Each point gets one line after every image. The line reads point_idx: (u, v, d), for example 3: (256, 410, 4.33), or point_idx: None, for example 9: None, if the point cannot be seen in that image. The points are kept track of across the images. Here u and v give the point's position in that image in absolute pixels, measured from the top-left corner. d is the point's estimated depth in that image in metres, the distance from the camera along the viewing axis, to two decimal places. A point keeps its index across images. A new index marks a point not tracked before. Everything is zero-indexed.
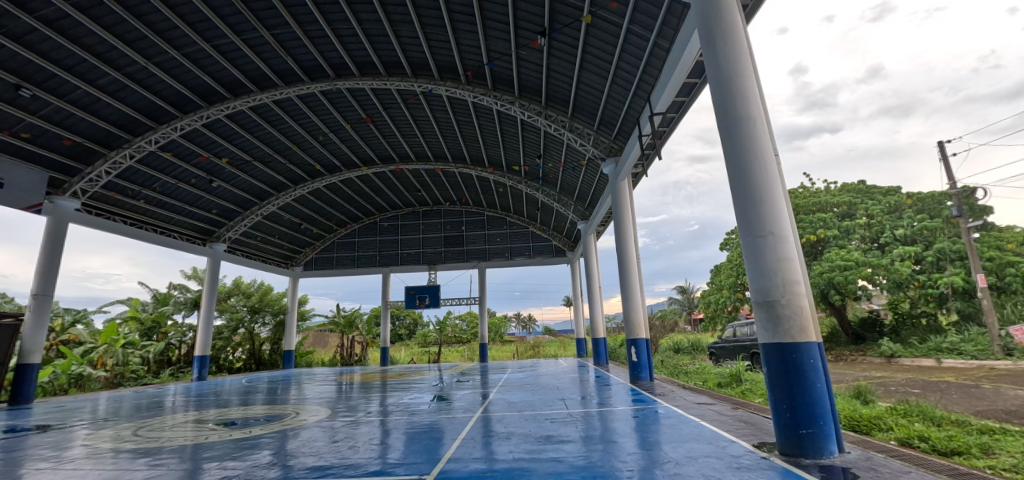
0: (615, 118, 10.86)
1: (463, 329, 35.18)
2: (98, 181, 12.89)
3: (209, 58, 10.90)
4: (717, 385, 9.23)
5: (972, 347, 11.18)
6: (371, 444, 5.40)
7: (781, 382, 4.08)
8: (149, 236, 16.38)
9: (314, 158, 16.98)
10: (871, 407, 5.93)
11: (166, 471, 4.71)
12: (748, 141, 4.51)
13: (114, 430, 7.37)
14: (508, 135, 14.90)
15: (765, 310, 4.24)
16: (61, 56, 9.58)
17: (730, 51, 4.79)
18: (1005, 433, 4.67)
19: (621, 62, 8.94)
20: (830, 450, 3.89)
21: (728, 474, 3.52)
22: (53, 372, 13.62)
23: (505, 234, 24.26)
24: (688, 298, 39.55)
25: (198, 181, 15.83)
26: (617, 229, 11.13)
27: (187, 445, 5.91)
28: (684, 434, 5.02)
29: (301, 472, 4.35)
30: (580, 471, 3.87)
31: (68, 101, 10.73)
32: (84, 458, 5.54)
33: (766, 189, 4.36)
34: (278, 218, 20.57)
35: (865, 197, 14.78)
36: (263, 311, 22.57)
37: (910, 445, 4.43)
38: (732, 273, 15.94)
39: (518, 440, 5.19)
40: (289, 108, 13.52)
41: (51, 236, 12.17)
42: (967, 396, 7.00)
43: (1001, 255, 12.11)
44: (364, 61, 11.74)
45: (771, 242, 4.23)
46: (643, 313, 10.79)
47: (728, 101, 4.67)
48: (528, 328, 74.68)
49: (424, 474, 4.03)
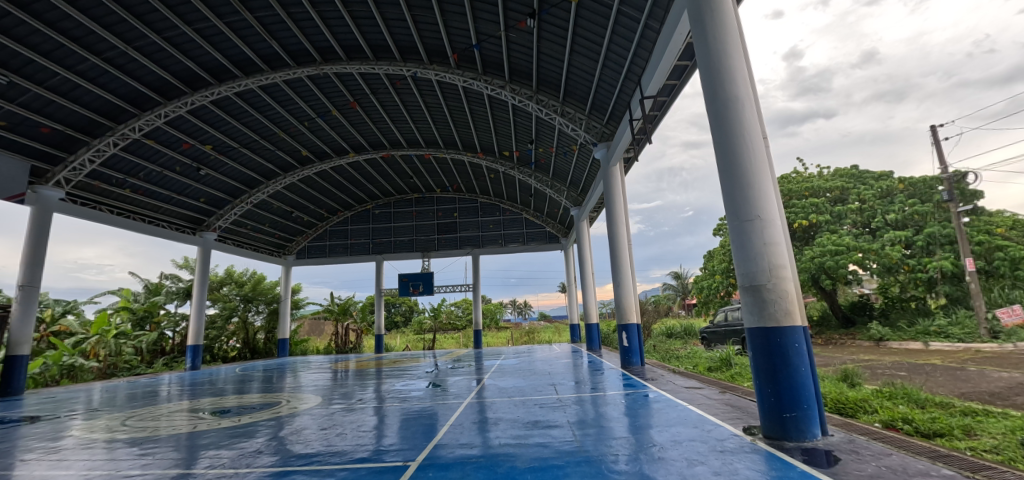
0: (606, 103, 10.73)
1: (458, 315, 35.26)
2: (81, 170, 12.60)
3: (192, 42, 10.65)
4: (708, 369, 9.31)
5: (959, 330, 11.43)
6: (360, 431, 5.38)
7: (765, 366, 4.07)
8: (136, 225, 16.12)
9: (303, 144, 16.70)
10: (858, 389, 6.04)
11: (157, 460, 4.68)
12: (736, 126, 4.43)
13: (106, 420, 7.33)
14: (500, 120, 14.72)
15: (751, 295, 4.20)
16: (37, 41, 9.28)
17: (720, 33, 4.69)
18: (987, 415, 4.78)
19: (612, 45, 8.78)
20: (813, 433, 3.89)
21: (711, 457, 3.51)
22: (44, 364, 13.65)
23: (500, 220, 24.13)
24: (683, 283, 39.38)
25: (184, 169, 15.54)
26: (609, 215, 11.03)
27: (178, 434, 5.88)
28: (671, 418, 5.05)
29: (287, 460, 4.33)
30: (566, 456, 3.85)
31: (47, 88, 10.44)
32: (74, 448, 5.51)
33: (753, 172, 4.30)
34: (269, 206, 20.35)
35: (858, 182, 14.83)
36: (256, 300, 22.42)
37: (894, 427, 4.52)
38: (724, 258, 16.07)
39: (506, 425, 5.18)
40: (276, 93, 13.26)
41: (36, 226, 12.02)
42: (951, 378, 7.10)
43: (990, 239, 12.27)
44: (352, 46, 11.52)
45: (757, 226, 4.19)
46: (635, 299, 10.75)
47: (717, 85, 4.58)
48: (524, 314, 75.09)
49: (410, 461, 4.01)
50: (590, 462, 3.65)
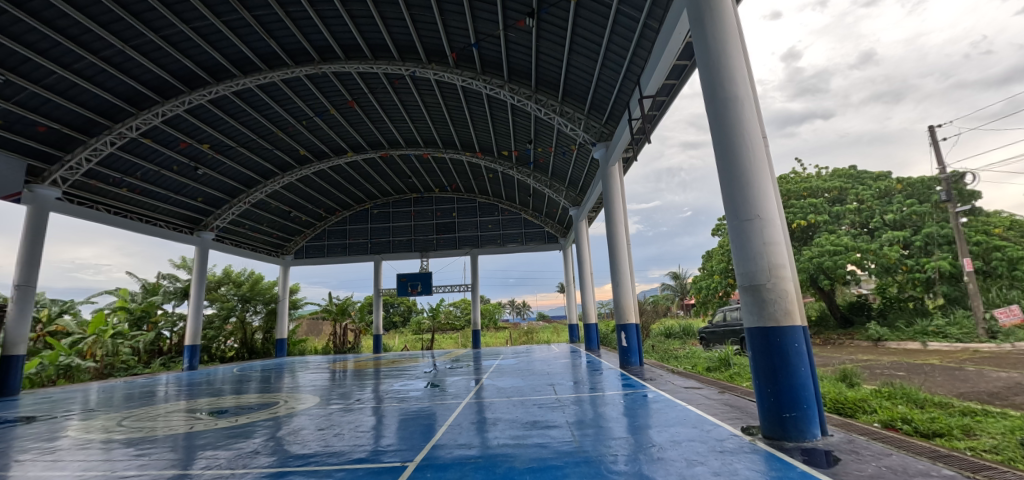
0: (605, 103, 10.72)
1: (457, 315, 35.24)
2: (78, 169, 12.54)
3: (189, 41, 10.61)
4: (706, 369, 9.30)
5: (958, 330, 11.45)
6: (358, 432, 5.35)
7: (764, 366, 4.05)
8: (133, 225, 16.06)
9: (301, 144, 16.64)
10: (857, 389, 6.03)
11: (153, 461, 4.65)
12: (736, 126, 4.41)
13: (103, 421, 7.28)
14: (499, 119, 14.70)
15: (751, 294, 4.19)
16: (34, 39, 9.23)
17: (719, 33, 4.67)
18: (986, 415, 4.78)
19: (611, 44, 8.77)
20: (813, 433, 3.87)
21: (711, 458, 3.49)
22: (41, 364, 13.58)
23: (498, 220, 24.11)
24: (681, 283, 39.41)
25: (182, 168, 15.48)
26: (608, 215, 11.01)
27: (175, 434, 5.84)
28: (670, 418, 5.03)
29: (284, 460, 4.30)
30: (565, 456, 3.84)
31: (44, 86, 10.39)
32: (70, 449, 5.47)
33: (753, 172, 4.28)
34: (267, 205, 20.30)
35: (856, 182, 14.84)
36: (254, 300, 22.35)
37: (893, 427, 4.52)
38: (723, 258, 16.08)
39: (505, 426, 5.16)
40: (274, 92, 13.22)
41: (32, 225, 11.96)
42: (950, 378, 7.10)
43: (987, 239, 12.30)
44: (350, 45, 11.49)
45: (757, 226, 4.17)
46: (633, 299, 10.74)
47: (717, 84, 4.56)
48: (522, 314, 75.13)
49: (408, 461, 3.99)
50: (589, 462, 3.63)
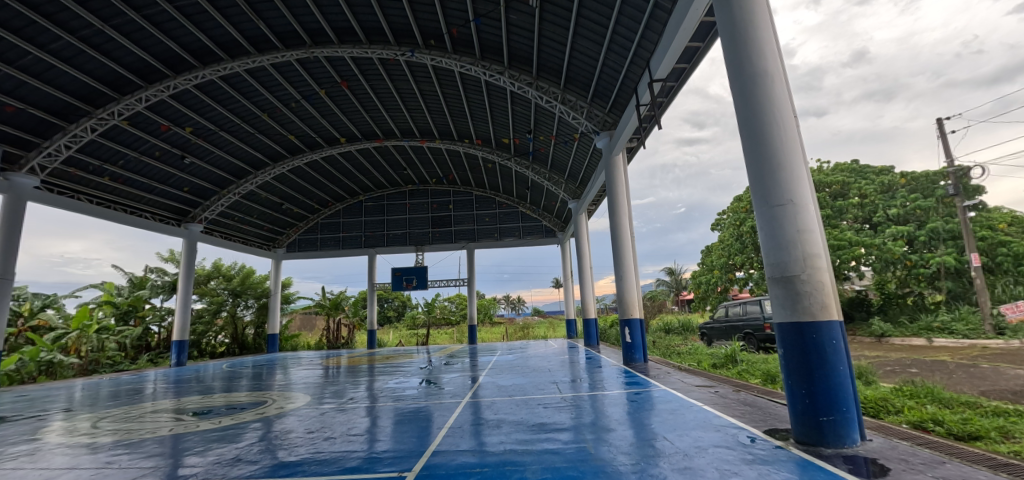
0: (609, 90, 10.33)
1: (452, 310, 34.99)
2: (57, 156, 11.99)
3: (174, 22, 10.10)
4: (712, 366, 9.03)
5: (964, 326, 11.20)
6: (351, 435, 4.95)
7: (799, 366, 3.72)
8: (117, 216, 15.50)
9: (292, 132, 16.09)
10: (877, 387, 5.74)
11: (125, 470, 4.21)
12: (765, 102, 4.05)
13: (76, 422, 6.78)
14: (498, 108, 14.27)
15: (783, 287, 3.84)
16: (8, 17, 8.71)
17: (746, 3, 4.30)
18: (1021, 415, 4.48)
19: (618, 27, 8.37)
20: (853, 438, 3.54)
21: (744, 468, 3.15)
22: (21, 360, 13.06)
23: (495, 213, 23.68)
24: (676, 279, 39.31)
25: (167, 157, 14.94)
26: (611, 207, 10.67)
27: (156, 438, 5.41)
28: (687, 420, 4.70)
29: (267, 470, 3.89)
30: (578, 466, 3.47)
31: (19, 68, 9.85)
32: (38, 454, 5.02)
33: (785, 153, 3.93)
34: (257, 196, 19.76)
35: (859, 176, 14.35)
36: (245, 294, 21.72)
37: (923, 428, 4.22)
38: (723, 253, 15.82)
39: (509, 429, 4.79)
40: (263, 78, 12.72)
41: (7, 216, 11.57)
42: (968, 375, 6.86)
43: (993, 235, 12.11)
44: (343, 28, 11.03)
45: (790, 211, 3.82)
46: (637, 293, 10.45)
47: (743, 58, 4.21)
48: (517, 310, 74.94)
49: (407, 471, 3.60)
50: (605, 473, 3.26)
